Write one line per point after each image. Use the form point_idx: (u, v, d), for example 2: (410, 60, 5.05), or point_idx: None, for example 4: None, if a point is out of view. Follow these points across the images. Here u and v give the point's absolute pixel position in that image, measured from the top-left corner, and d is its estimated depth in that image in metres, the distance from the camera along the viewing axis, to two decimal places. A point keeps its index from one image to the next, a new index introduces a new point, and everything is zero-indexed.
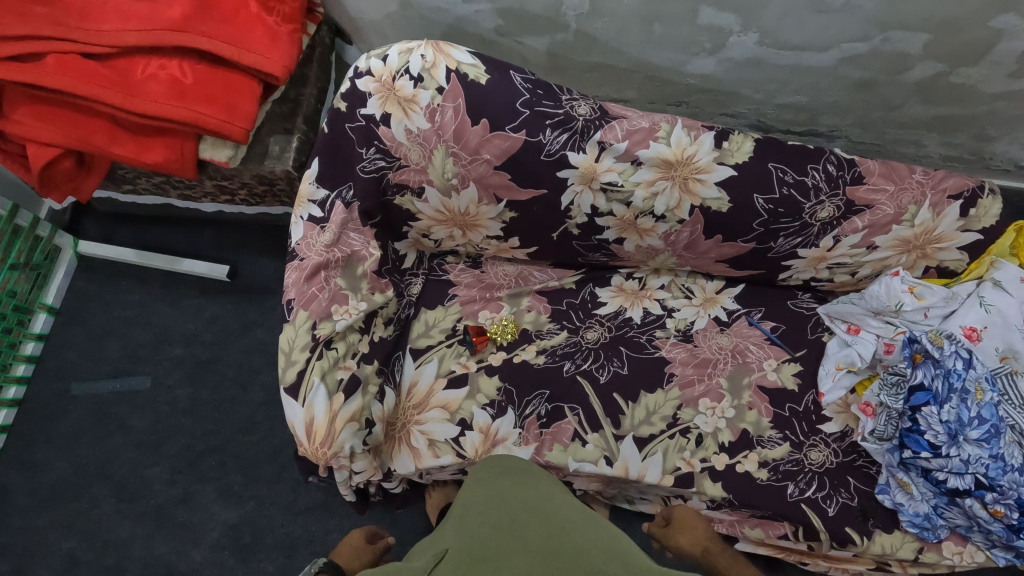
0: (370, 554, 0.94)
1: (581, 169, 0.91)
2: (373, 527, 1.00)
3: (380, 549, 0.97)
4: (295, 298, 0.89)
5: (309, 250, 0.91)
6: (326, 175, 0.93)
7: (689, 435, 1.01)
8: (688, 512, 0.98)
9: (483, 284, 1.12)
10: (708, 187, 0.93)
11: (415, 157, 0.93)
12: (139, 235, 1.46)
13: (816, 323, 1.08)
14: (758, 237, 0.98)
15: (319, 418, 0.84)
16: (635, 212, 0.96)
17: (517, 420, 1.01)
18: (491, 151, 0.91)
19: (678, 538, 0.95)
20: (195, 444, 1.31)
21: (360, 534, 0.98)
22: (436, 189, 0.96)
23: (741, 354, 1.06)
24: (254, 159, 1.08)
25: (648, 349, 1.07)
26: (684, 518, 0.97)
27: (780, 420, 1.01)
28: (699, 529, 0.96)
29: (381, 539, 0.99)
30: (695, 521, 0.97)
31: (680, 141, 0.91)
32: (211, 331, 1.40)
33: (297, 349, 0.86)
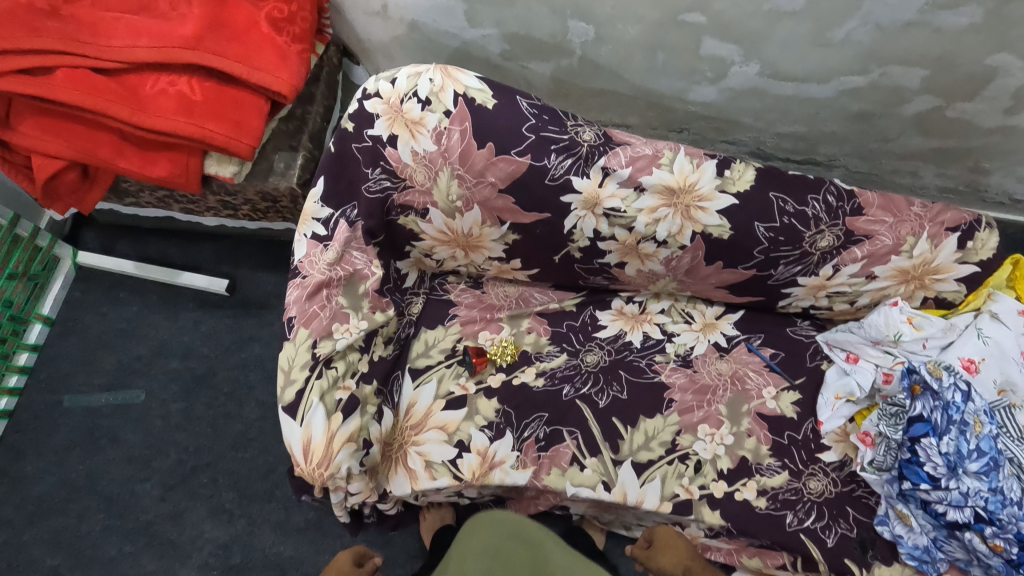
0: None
1: (584, 195, 0.92)
2: (363, 551, 0.99)
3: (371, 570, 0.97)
4: (295, 315, 0.89)
5: (312, 268, 0.91)
6: (331, 195, 0.94)
7: (687, 461, 1.00)
8: (669, 533, 0.99)
9: (483, 304, 1.12)
10: (709, 214, 0.94)
11: (421, 178, 0.93)
12: (138, 246, 1.46)
13: (816, 351, 1.08)
14: (759, 264, 0.98)
15: (316, 439, 0.83)
16: (637, 237, 0.96)
17: (514, 443, 1.01)
18: (495, 174, 0.90)
19: (661, 560, 0.96)
20: (187, 460, 1.30)
21: (354, 555, 0.98)
22: (439, 210, 0.96)
23: (740, 381, 1.06)
24: (258, 175, 1.10)
25: (647, 374, 1.07)
26: (666, 538, 0.98)
27: (778, 448, 1.01)
28: (681, 547, 0.96)
29: (373, 560, 0.99)
30: (676, 539, 0.98)
31: (683, 169, 0.92)
32: (207, 345, 1.39)
33: (297, 367, 0.86)
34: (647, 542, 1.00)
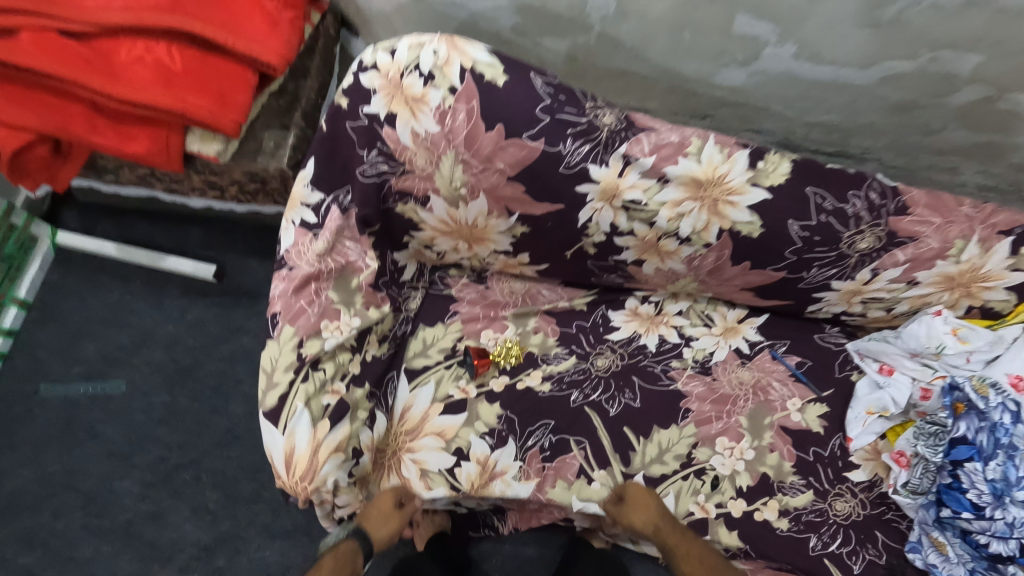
0: (397, 525, 0.86)
1: (602, 186, 0.82)
2: (405, 493, 0.89)
3: (407, 517, 0.88)
4: (280, 311, 0.81)
5: (300, 258, 0.83)
6: (322, 177, 0.84)
7: (704, 476, 0.93)
8: (644, 492, 0.89)
9: (487, 301, 1.03)
10: (739, 210, 0.85)
11: (421, 163, 0.83)
12: (121, 227, 1.37)
13: (845, 360, 0.99)
14: (790, 266, 0.90)
15: (300, 449, 0.75)
16: (658, 233, 0.87)
17: (517, 452, 0.94)
18: (505, 160, 0.81)
19: (636, 517, 0.86)
20: (169, 457, 1.22)
21: (394, 500, 0.87)
22: (441, 198, 0.86)
23: (763, 391, 0.98)
24: (246, 154, 1.02)
25: (663, 381, 0.98)
26: (641, 495, 0.88)
27: (803, 465, 0.93)
28: (656, 506, 0.87)
29: (413, 505, 0.89)
30: (651, 498, 0.88)
31: (712, 159, 0.83)
32: (193, 335, 1.31)
33: (281, 369, 0.78)
34: (617, 498, 0.90)
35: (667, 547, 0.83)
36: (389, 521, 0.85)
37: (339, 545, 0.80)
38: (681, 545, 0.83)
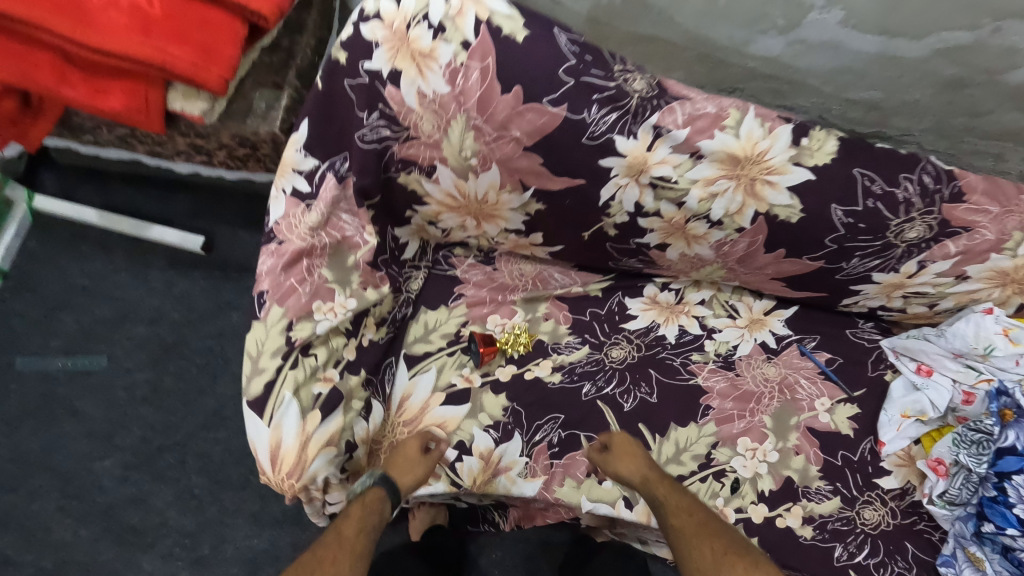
0: (424, 471, 0.80)
1: (628, 159, 0.74)
2: (429, 438, 0.84)
3: (433, 461, 0.82)
4: (267, 289, 0.73)
5: (290, 232, 0.75)
6: (317, 142, 0.76)
7: (723, 479, 0.86)
8: (631, 442, 0.82)
9: (494, 283, 0.96)
10: (778, 191, 0.77)
11: (427, 128, 0.74)
12: (104, 193, 1.28)
13: (878, 358, 0.92)
14: (829, 255, 0.82)
15: (287, 443, 0.68)
16: (686, 215, 0.79)
17: (524, 447, 0.87)
18: (522, 128, 0.72)
19: (622, 466, 0.78)
20: (152, 438, 1.16)
21: (419, 444, 0.82)
22: (449, 168, 0.77)
23: (790, 389, 0.91)
24: (235, 116, 0.94)
25: (682, 375, 0.91)
26: (626, 444, 0.81)
27: (830, 470, 0.87)
28: (644, 456, 0.80)
29: (439, 449, 0.84)
30: (638, 448, 0.81)
31: (752, 134, 0.74)
32: (179, 310, 1.23)
33: (267, 354, 0.70)
34: (601, 447, 0.83)
35: (655, 498, 0.75)
36: (414, 467, 0.79)
37: (365, 492, 0.74)
38: (670, 496, 0.75)
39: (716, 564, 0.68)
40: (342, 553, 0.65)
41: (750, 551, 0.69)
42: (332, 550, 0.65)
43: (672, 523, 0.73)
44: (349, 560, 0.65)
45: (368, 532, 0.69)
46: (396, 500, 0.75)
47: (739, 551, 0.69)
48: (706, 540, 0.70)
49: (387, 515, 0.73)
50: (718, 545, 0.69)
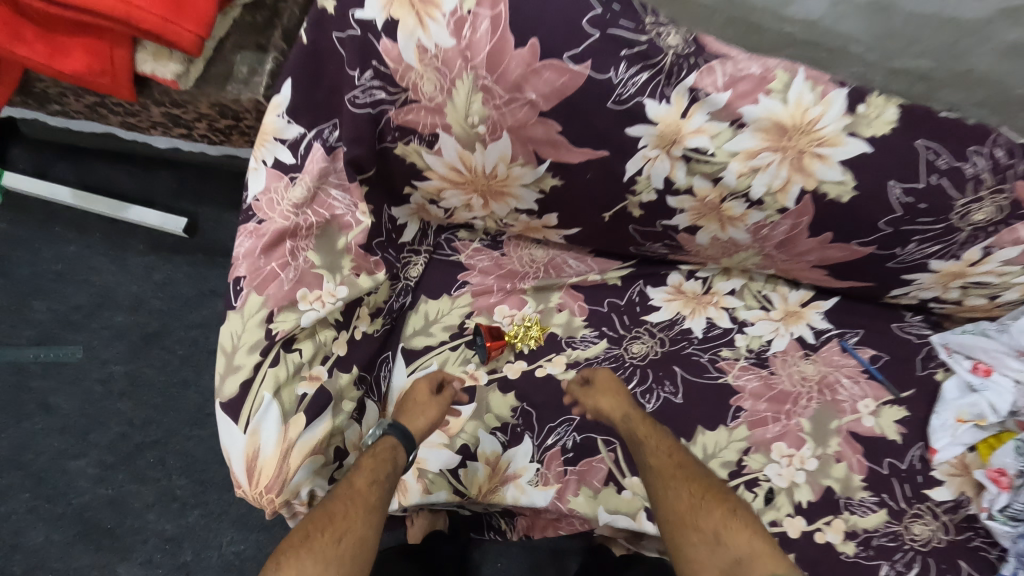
0: (440, 411, 0.72)
1: (660, 128, 0.64)
2: (441, 377, 0.76)
3: (448, 400, 0.75)
4: (245, 275, 0.63)
5: (272, 209, 0.65)
6: (301, 106, 0.66)
7: (756, 489, 0.78)
8: (614, 379, 0.76)
9: (503, 270, 0.86)
10: (829, 166, 0.67)
11: (429, 90, 0.64)
12: (79, 169, 1.18)
13: (928, 356, 0.83)
14: (882, 239, 0.72)
15: (266, 453, 0.59)
16: (723, 193, 0.70)
17: (535, 452, 0.79)
18: (538, 89, 0.62)
19: (601, 402, 0.73)
20: (131, 435, 1.07)
21: (431, 381, 0.75)
22: (453, 138, 0.67)
23: (831, 390, 0.82)
24: (213, 81, 0.83)
25: (710, 373, 0.82)
26: (609, 382, 0.76)
27: (874, 479, 0.78)
28: (627, 397, 0.74)
29: (453, 385, 0.76)
30: (623, 388, 0.76)
31: (801, 99, 0.64)
32: (160, 298, 1.14)
33: (244, 350, 0.61)
34: (583, 383, 0.77)
35: (635, 438, 0.69)
36: (427, 408, 0.72)
37: (375, 443, 0.65)
38: (652, 436, 0.69)
39: (692, 506, 0.60)
40: (356, 508, 0.56)
41: (729, 496, 0.61)
42: (344, 503, 0.56)
43: (650, 463, 0.66)
44: (364, 515, 0.56)
45: (382, 485, 0.60)
46: (410, 447, 0.66)
47: (719, 495, 0.61)
48: (683, 482, 0.63)
49: (402, 466, 0.64)
50: (695, 488, 0.62)
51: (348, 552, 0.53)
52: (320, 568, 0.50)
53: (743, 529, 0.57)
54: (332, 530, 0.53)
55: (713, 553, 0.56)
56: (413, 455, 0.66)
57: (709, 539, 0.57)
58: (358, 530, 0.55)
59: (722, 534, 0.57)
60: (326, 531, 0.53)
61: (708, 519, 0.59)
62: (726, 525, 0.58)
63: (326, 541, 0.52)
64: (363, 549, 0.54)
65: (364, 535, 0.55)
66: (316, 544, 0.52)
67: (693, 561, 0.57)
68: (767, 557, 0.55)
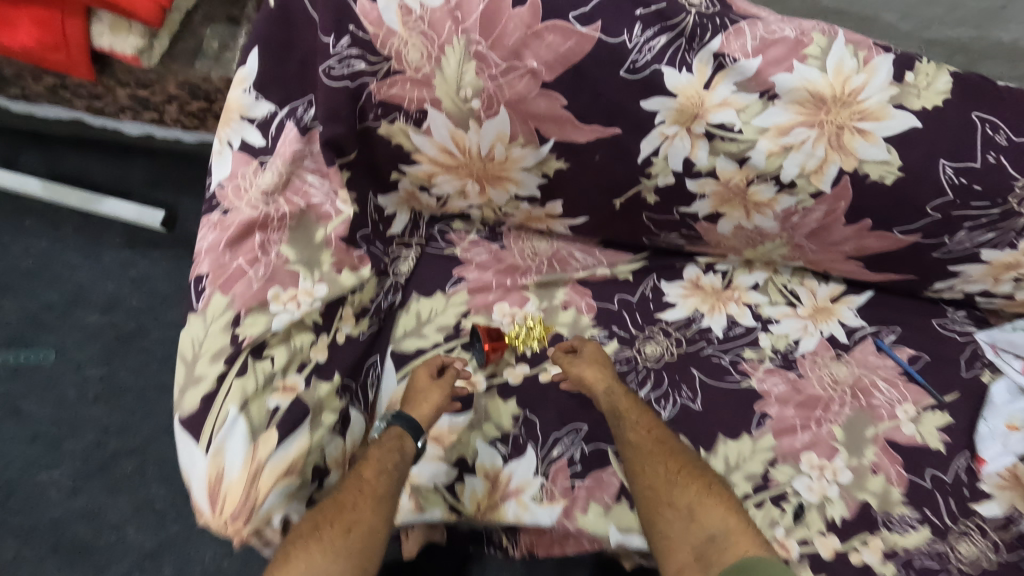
0: (443, 396, 0.66)
1: (680, 101, 0.56)
2: (441, 359, 0.70)
3: (451, 383, 0.68)
4: (208, 272, 0.56)
5: (239, 198, 0.58)
6: (272, 80, 0.58)
7: (784, 504, 0.69)
8: (601, 351, 0.71)
9: (502, 264, 0.78)
10: (872, 142, 0.59)
11: (415, 59, 0.56)
12: (49, 159, 1.10)
13: (973, 356, 0.75)
14: (929, 227, 0.64)
15: (231, 476, 0.52)
16: (750, 175, 0.62)
17: (539, 465, 0.71)
18: (539, 55, 0.54)
19: (584, 373, 0.67)
20: (107, 443, 1.00)
21: (432, 366, 0.69)
22: (443, 114, 0.59)
23: (865, 394, 0.74)
24: (181, 57, 0.75)
25: (731, 376, 0.74)
26: (596, 353, 0.70)
27: (915, 493, 0.70)
28: (613, 370, 0.69)
29: (455, 367, 0.70)
30: (610, 361, 0.70)
31: (841, 66, 0.56)
32: (137, 296, 1.07)
33: (206, 358, 0.54)
34: (569, 353, 0.71)
35: (616, 415, 0.65)
36: (428, 394, 0.66)
37: (380, 434, 0.62)
38: (632, 411, 0.65)
39: (668, 483, 0.60)
40: (364, 498, 0.55)
41: (704, 471, 0.61)
42: (353, 495, 0.55)
43: (629, 440, 0.63)
44: (372, 506, 0.55)
45: (391, 476, 0.58)
46: (418, 435, 0.62)
47: (695, 472, 0.61)
48: (662, 460, 0.61)
49: (410, 454, 0.61)
50: (673, 465, 0.61)
51: (358, 542, 0.52)
52: (330, 560, 0.50)
53: (717, 506, 0.58)
54: (342, 521, 0.52)
55: (687, 530, 0.57)
56: (421, 443, 0.62)
57: (684, 516, 0.58)
58: (367, 521, 0.54)
59: (696, 512, 0.58)
60: (334, 523, 0.52)
61: (684, 495, 0.59)
62: (701, 503, 0.58)
63: (336, 534, 0.51)
64: (372, 539, 0.53)
65: (373, 526, 0.54)
66: (325, 536, 0.51)
67: (668, 537, 0.58)
68: (740, 535, 0.55)
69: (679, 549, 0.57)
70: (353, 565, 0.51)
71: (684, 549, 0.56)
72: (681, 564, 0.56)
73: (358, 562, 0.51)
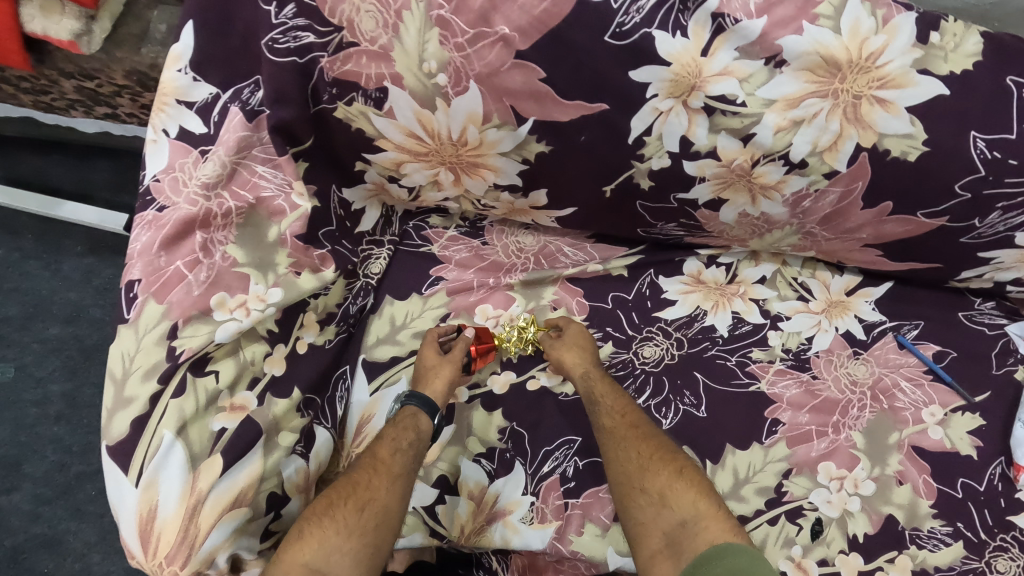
0: (455, 370, 0.62)
1: (674, 70, 0.49)
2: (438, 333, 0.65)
3: (462, 355, 0.63)
4: (140, 278, 0.50)
5: (176, 192, 0.51)
6: (210, 58, 0.52)
7: (801, 521, 0.62)
8: (585, 333, 0.66)
9: (485, 262, 0.71)
10: (894, 113, 0.52)
11: (369, 29, 0.49)
12: (6, 162, 1.04)
13: (1004, 351, 0.68)
14: (957, 208, 0.57)
15: (166, 511, 0.46)
16: (755, 155, 0.55)
17: (528, 483, 0.64)
18: (510, 20, 0.48)
19: (563, 356, 0.63)
20: (70, 464, 0.94)
21: (435, 340, 0.64)
22: (407, 94, 0.52)
23: (887, 396, 0.67)
24: (125, 43, 0.68)
25: (739, 380, 0.67)
26: (578, 336, 0.65)
27: (946, 505, 0.63)
28: (596, 353, 0.64)
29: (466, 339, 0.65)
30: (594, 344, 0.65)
31: (858, 26, 0.49)
32: (101, 305, 1.00)
33: (137, 376, 0.48)
34: (553, 333, 0.67)
35: (591, 400, 0.61)
36: (438, 370, 0.62)
37: (395, 413, 0.60)
38: (608, 395, 0.61)
39: (639, 467, 0.55)
40: (379, 477, 0.53)
41: (676, 453, 0.56)
42: (368, 473, 0.53)
43: (603, 424, 0.59)
44: (387, 484, 0.53)
45: (407, 454, 0.56)
46: (434, 412, 0.59)
47: (667, 455, 0.56)
48: (634, 443, 0.56)
49: (426, 432, 0.58)
50: (645, 449, 0.56)
51: (372, 520, 0.50)
52: (344, 538, 0.48)
53: (688, 491, 0.53)
54: (356, 499, 0.51)
55: (658, 516, 0.53)
56: (438, 420, 0.59)
57: (655, 501, 0.54)
58: (382, 499, 0.52)
59: (668, 497, 0.54)
60: (348, 500, 0.50)
61: (655, 481, 0.54)
62: (672, 488, 0.54)
63: (349, 512, 0.50)
64: (388, 516, 0.51)
65: (388, 503, 0.52)
66: (338, 514, 0.49)
67: (640, 524, 0.54)
68: (713, 520, 0.52)
69: (652, 536, 0.53)
70: (366, 544, 0.49)
71: (655, 536, 0.53)
72: (652, 552, 0.52)
73: (371, 541, 0.49)
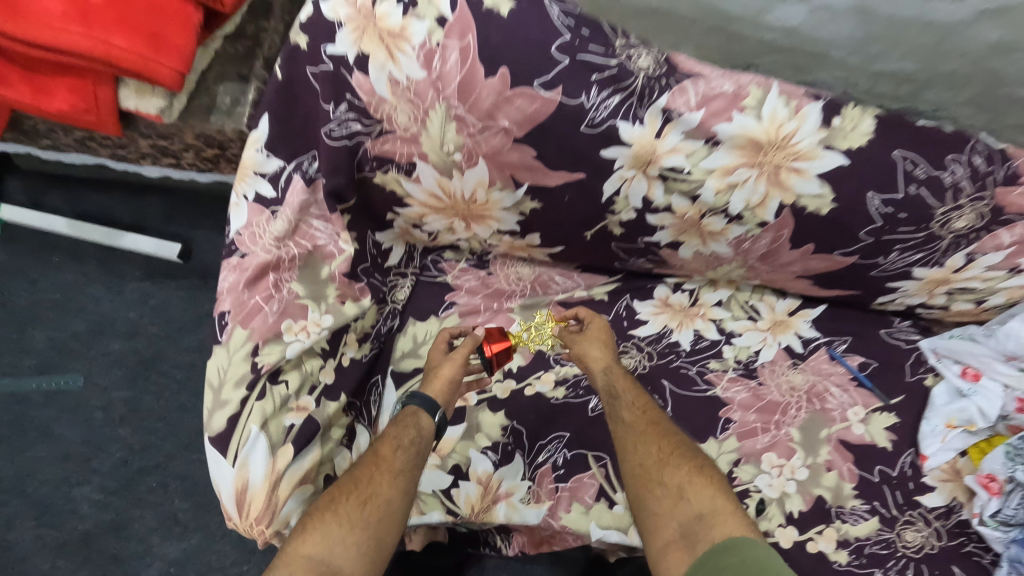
0: (453, 369, 0.73)
1: (634, 149, 0.65)
2: (450, 334, 0.79)
3: (468, 351, 0.74)
4: (229, 309, 0.64)
5: (254, 243, 0.66)
6: (278, 139, 0.66)
7: (747, 500, 0.77)
8: (606, 328, 0.78)
9: (490, 289, 0.87)
10: (806, 179, 0.67)
11: (403, 121, 0.65)
12: (74, 199, 1.20)
13: (918, 361, 0.83)
14: (865, 249, 0.72)
15: (255, 485, 0.61)
16: (701, 210, 0.70)
17: (526, 470, 0.79)
18: (510, 116, 0.63)
19: (588, 350, 0.75)
20: (133, 460, 1.09)
21: (446, 340, 0.77)
22: (430, 165, 0.68)
23: (819, 399, 0.82)
24: (198, 113, 0.84)
25: (698, 386, 0.82)
26: (602, 330, 0.77)
27: (866, 487, 0.78)
28: (615, 349, 0.76)
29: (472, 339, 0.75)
30: (613, 341, 0.77)
31: (775, 115, 0.62)
32: (156, 323, 1.16)
33: (231, 384, 0.62)
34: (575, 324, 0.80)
35: (613, 394, 0.71)
36: (440, 366, 0.73)
37: (399, 411, 0.71)
38: (630, 391, 0.71)
39: (660, 462, 0.65)
40: (381, 474, 0.63)
41: (696, 454, 0.66)
42: (371, 469, 0.63)
43: (623, 418, 0.69)
44: (388, 480, 0.63)
45: (407, 452, 0.65)
46: (434, 410, 0.70)
47: (686, 454, 0.66)
48: (655, 441, 0.67)
49: (427, 429, 0.68)
50: (665, 445, 0.66)
51: (373, 514, 0.60)
52: (344, 531, 0.58)
53: (707, 487, 0.63)
54: (357, 495, 0.61)
55: (676, 507, 0.62)
56: (437, 417, 0.70)
57: (673, 493, 0.63)
58: (382, 493, 0.62)
59: (687, 490, 0.63)
60: (350, 497, 0.61)
61: (675, 475, 0.64)
62: (691, 482, 0.63)
63: (351, 507, 0.60)
64: (387, 510, 0.61)
65: (390, 498, 0.62)
66: (342, 509, 0.60)
67: (656, 514, 0.63)
68: (726, 516, 0.60)
69: (669, 525, 0.61)
70: (368, 535, 0.59)
71: (672, 527, 0.61)
72: (667, 541, 0.61)
73: (373, 532, 0.59)
